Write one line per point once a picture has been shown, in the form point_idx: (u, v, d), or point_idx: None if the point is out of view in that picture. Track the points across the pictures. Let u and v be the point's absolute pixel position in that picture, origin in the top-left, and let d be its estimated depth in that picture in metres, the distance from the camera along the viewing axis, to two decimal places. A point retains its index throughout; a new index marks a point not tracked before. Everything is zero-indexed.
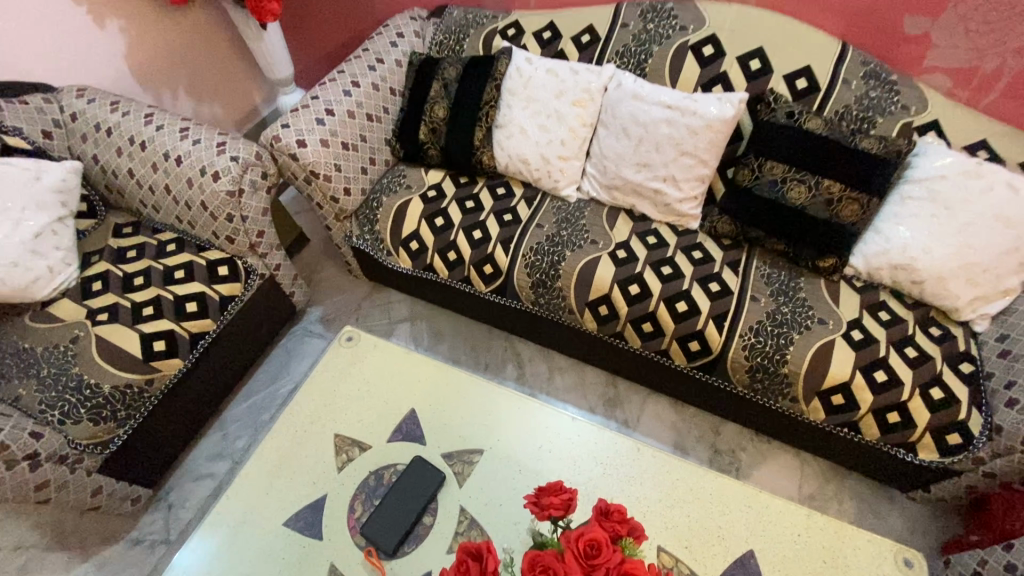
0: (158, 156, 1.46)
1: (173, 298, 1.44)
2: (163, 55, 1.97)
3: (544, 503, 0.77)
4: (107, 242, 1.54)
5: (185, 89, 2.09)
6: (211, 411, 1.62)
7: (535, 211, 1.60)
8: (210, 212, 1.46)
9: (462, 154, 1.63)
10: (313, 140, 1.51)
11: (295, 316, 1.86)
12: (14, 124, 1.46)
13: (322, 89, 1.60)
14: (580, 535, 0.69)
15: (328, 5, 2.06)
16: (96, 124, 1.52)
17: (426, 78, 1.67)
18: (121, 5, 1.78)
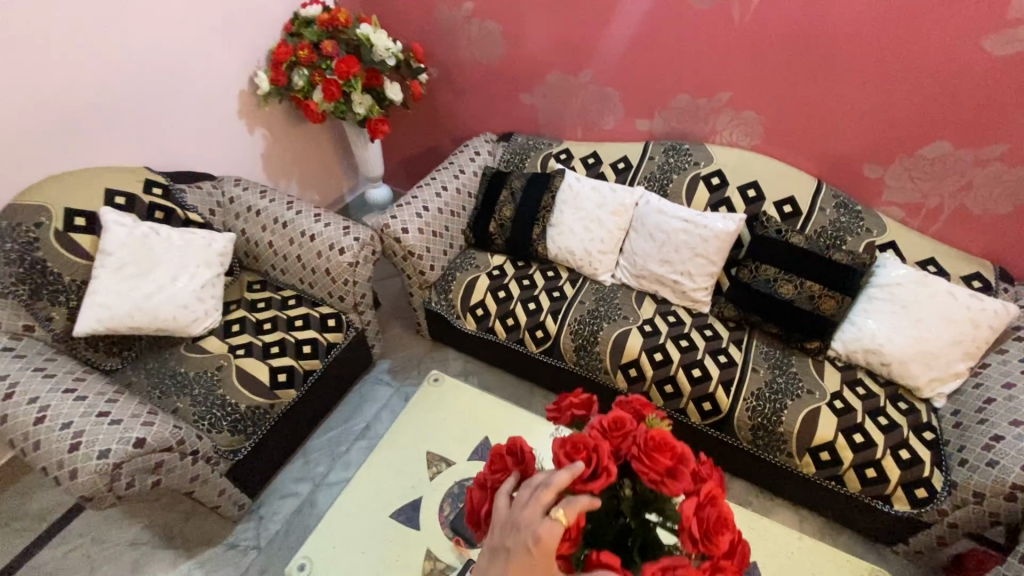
0: (296, 234, 1.91)
1: (294, 341, 1.82)
2: (287, 154, 2.51)
3: (569, 403, 1.17)
4: (242, 294, 1.96)
5: (296, 179, 2.62)
6: (301, 439, 1.94)
7: (578, 291, 2.01)
8: (331, 277, 1.88)
9: (522, 244, 2.08)
10: (413, 229, 1.97)
11: (369, 365, 2.22)
12: (193, 203, 1.91)
13: (419, 190, 2.09)
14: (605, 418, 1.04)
15: (417, 125, 2.66)
16: (248, 206, 1.99)
17: (497, 186, 2.17)
18: (267, 119, 2.34)
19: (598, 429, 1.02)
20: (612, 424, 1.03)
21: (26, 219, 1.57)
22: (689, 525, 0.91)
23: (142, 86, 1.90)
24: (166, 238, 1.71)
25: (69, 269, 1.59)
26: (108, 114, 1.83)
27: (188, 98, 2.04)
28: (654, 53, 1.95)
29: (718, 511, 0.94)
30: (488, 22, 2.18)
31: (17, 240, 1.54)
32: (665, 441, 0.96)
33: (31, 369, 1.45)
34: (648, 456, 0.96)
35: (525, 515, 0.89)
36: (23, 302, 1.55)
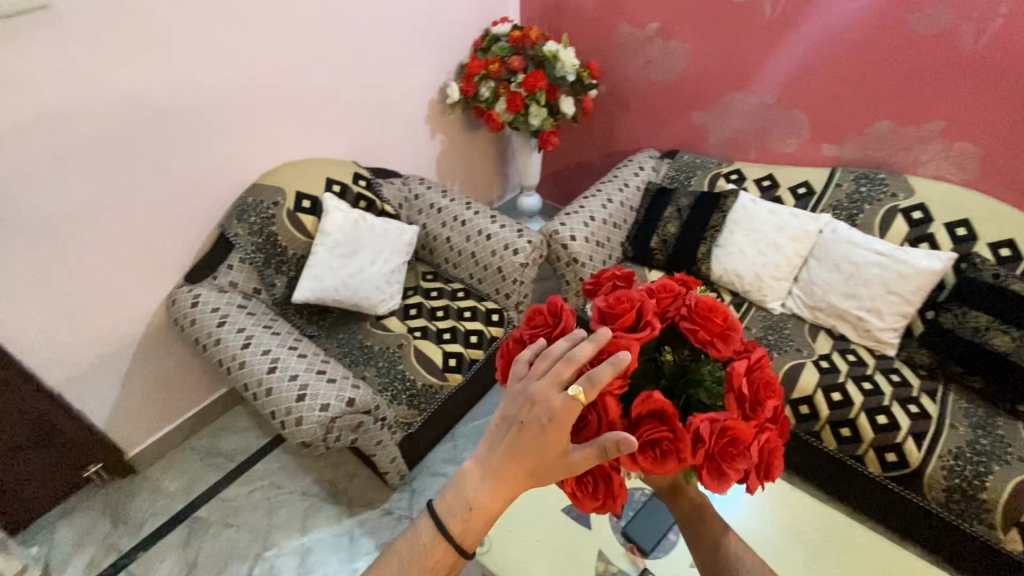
0: (473, 232, 2.06)
1: (464, 330, 1.96)
2: (456, 158, 2.70)
3: (611, 275, 1.11)
4: (419, 282, 2.14)
5: (460, 182, 2.81)
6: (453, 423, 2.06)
7: (742, 317, 1.95)
8: (502, 275, 1.99)
9: (685, 262, 2.06)
10: (580, 237, 2.02)
11: None
12: (387, 195, 2.14)
13: (587, 201, 2.15)
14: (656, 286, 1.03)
15: (580, 134, 2.72)
16: (430, 204, 2.17)
17: (662, 202, 2.16)
18: (446, 125, 2.55)
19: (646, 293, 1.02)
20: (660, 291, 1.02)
21: (267, 197, 1.82)
22: (739, 381, 0.95)
23: (360, 87, 2.12)
24: (371, 225, 1.92)
25: (294, 244, 1.83)
26: (333, 111, 2.06)
27: (391, 100, 2.25)
28: (859, 76, 1.86)
29: (764, 377, 0.98)
30: (674, 40, 2.20)
31: (260, 215, 1.79)
32: (718, 309, 0.98)
33: (261, 325, 1.64)
34: (701, 319, 0.98)
35: (542, 390, 0.79)
36: (256, 268, 1.79)
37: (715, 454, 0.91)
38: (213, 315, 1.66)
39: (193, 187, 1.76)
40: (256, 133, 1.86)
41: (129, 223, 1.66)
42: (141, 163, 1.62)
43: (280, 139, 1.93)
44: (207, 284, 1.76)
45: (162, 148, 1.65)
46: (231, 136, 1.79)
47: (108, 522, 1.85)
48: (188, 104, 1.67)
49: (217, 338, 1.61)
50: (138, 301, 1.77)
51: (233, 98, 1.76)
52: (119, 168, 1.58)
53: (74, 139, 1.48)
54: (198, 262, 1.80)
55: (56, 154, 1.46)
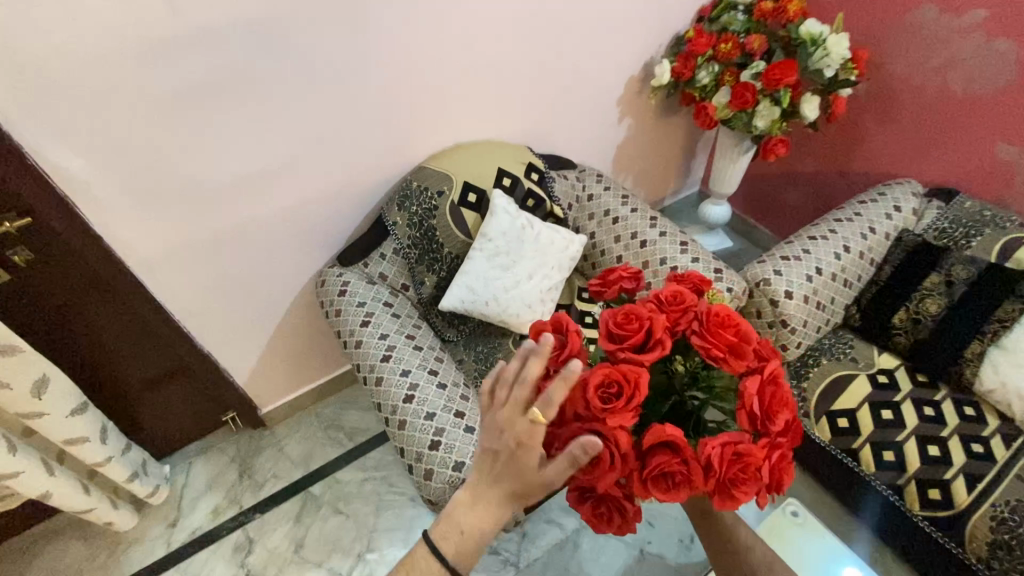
0: (654, 258, 1.66)
1: None
2: (638, 147, 2.27)
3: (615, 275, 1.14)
4: (574, 300, 1.80)
5: (635, 174, 2.38)
6: None
7: (1013, 458, 1.40)
8: None
9: (942, 357, 1.51)
10: (798, 294, 1.54)
11: None
12: (558, 192, 1.81)
13: (814, 244, 1.63)
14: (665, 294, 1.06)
15: (821, 142, 2.07)
16: (606, 211, 1.81)
17: (923, 267, 1.59)
18: (638, 109, 2.11)
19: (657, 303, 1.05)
20: (673, 298, 1.05)
21: (433, 184, 1.59)
22: (749, 398, 0.95)
23: (555, 60, 1.76)
24: (537, 234, 1.62)
25: (452, 242, 1.61)
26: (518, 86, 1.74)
27: (584, 77, 1.87)
28: None
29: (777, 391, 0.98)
30: (1001, 42, 1.52)
31: (421, 204, 1.58)
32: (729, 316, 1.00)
33: (404, 335, 1.47)
34: (712, 335, 0.97)
35: (502, 413, 0.82)
36: (409, 264, 1.61)
37: (724, 479, 0.93)
38: (357, 311, 1.51)
39: (360, 163, 1.59)
40: (433, 107, 1.61)
41: (293, 197, 1.53)
42: (314, 134, 1.46)
43: (456, 115, 1.67)
44: (357, 271, 1.61)
45: (336, 119, 1.47)
46: (406, 109, 1.57)
47: (236, 472, 1.91)
48: (371, 72, 1.45)
49: (358, 340, 1.47)
50: (289, 274, 1.68)
51: (417, 66, 1.51)
52: (292, 137, 1.43)
53: (255, 104, 1.33)
54: (351, 243, 1.65)
55: (236, 120, 1.33)
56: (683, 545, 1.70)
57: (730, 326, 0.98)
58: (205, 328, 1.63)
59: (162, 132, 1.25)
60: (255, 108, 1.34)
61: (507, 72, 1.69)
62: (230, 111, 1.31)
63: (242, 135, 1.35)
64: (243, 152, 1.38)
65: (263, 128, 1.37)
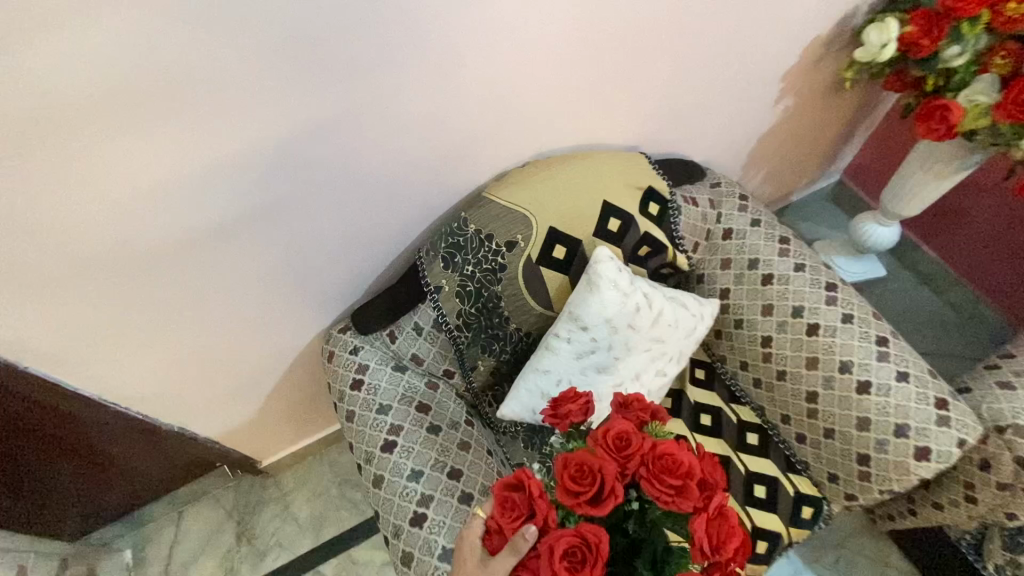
0: (831, 360, 1.09)
1: (749, 527, 1.12)
2: (787, 132, 1.56)
3: (563, 411, 0.77)
4: (686, 385, 1.26)
5: (769, 167, 1.68)
6: None
7: None
8: (864, 466, 1.06)
9: None
10: None
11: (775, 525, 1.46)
12: (682, 227, 1.18)
13: None
14: (608, 431, 0.72)
15: None
16: (753, 261, 1.19)
17: None
18: (807, 83, 1.39)
19: (602, 446, 0.71)
20: (618, 441, 0.71)
21: (499, 230, 0.99)
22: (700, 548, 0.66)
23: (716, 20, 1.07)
24: (656, 315, 1.02)
25: (522, 315, 1.05)
26: (651, 62, 1.08)
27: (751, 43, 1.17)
28: None
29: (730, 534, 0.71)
30: None
31: (479, 261, 1.00)
32: (685, 466, 0.69)
33: (445, 473, 0.98)
34: (658, 479, 0.68)
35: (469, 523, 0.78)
36: (454, 346, 1.05)
37: None
38: (377, 425, 1.02)
39: (393, 189, 1.00)
40: (515, 102, 0.98)
41: (284, 245, 0.98)
42: (322, 156, 0.87)
43: (548, 110, 1.03)
44: (378, 349, 1.08)
45: (360, 130, 0.87)
46: (474, 107, 0.95)
47: (233, 533, 1.57)
48: (421, 51, 0.82)
49: (377, 474, 0.99)
50: (286, 332, 1.18)
51: (500, 39, 0.87)
52: (284, 163, 0.85)
53: (215, 115, 0.75)
54: (371, 300, 1.10)
55: (185, 142, 0.75)
56: None
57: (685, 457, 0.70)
58: (175, 402, 1.17)
59: (48, 174, 0.70)
60: (218, 124, 0.76)
61: (640, 40, 1.02)
62: (175, 129, 0.74)
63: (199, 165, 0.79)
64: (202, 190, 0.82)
65: (234, 152, 0.80)
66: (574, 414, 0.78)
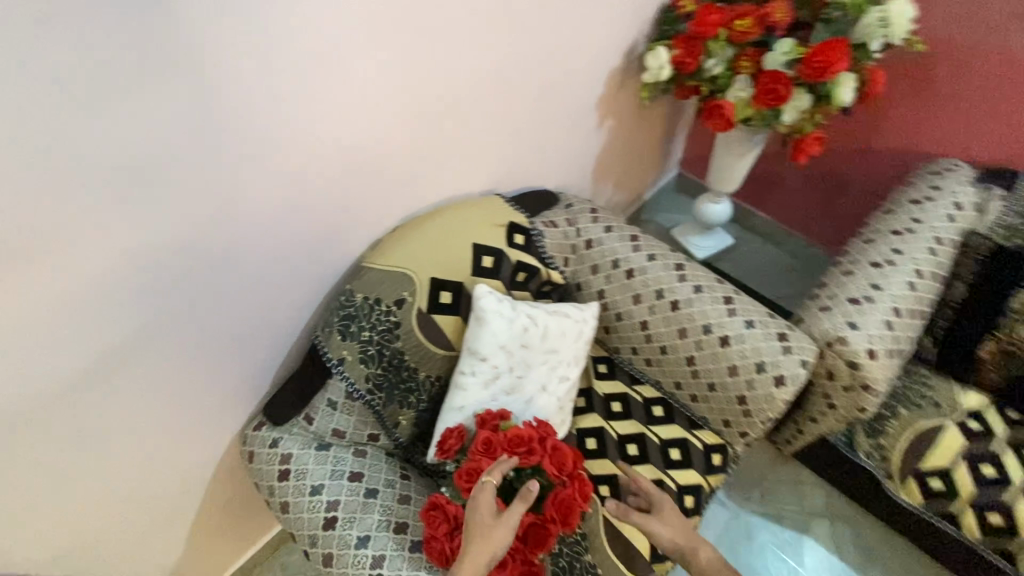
0: (696, 326, 1.28)
1: (675, 489, 1.26)
2: (620, 145, 1.80)
3: (445, 445, 1.04)
4: (592, 382, 1.41)
5: (615, 177, 1.92)
6: None
7: None
8: (745, 407, 1.26)
9: None
10: (881, 349, 1.23)
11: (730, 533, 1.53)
12: (550, 249, 1.34)
13: (882, 274, 1.32)
14: (476, 443, 1.00)
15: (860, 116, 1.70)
16: (615, 261, 1.38)
17: (1007, 281, 1.32)
18: (620, 104, 1.65)
19: (477, 456, 0.99)
20: (484, 447, 1.00)
21: (385, 292, 1.08)
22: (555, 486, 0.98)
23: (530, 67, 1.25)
24: (542, 332, 1.15)
25: (428, 363, 1.13)
26: (486, 112, 1.23)
27: (565, 79, 1.38)
28: None
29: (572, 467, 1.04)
30: None
31: (374, 325, 1.08)
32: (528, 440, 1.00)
33: (391, 530, 1.02)
34: (515, 459, 0.98)
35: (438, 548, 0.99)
36: (372, 408, 1.11)
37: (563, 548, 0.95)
38: (314, 507, 1.04)
39: (279, 278, 1.05)
40: (374, 172, 1.08)
41: (171, 362, 0.97)
42: (205, 266, 0.91)
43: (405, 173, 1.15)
44: (296, 436, 1.10)
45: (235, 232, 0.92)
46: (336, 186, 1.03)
47: None
48: (273, 146, 0.89)
49: (325, 553, 1.01)
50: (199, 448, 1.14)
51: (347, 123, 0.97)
52: (159, 282, 0.87)
53: (77, 255, 0.76)
54: (279, 389, 1.12)
55: (49, 289, 0.75)
56: None
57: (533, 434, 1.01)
58: (89, 558, 1.08)
59: None
60: (70, 264, 0.76)
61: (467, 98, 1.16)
62: (22, 281, 0.72)
63: (80, 305, 0.79)
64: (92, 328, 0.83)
65: (108, 282, 0.81)
66: (453, 443, 1.04)
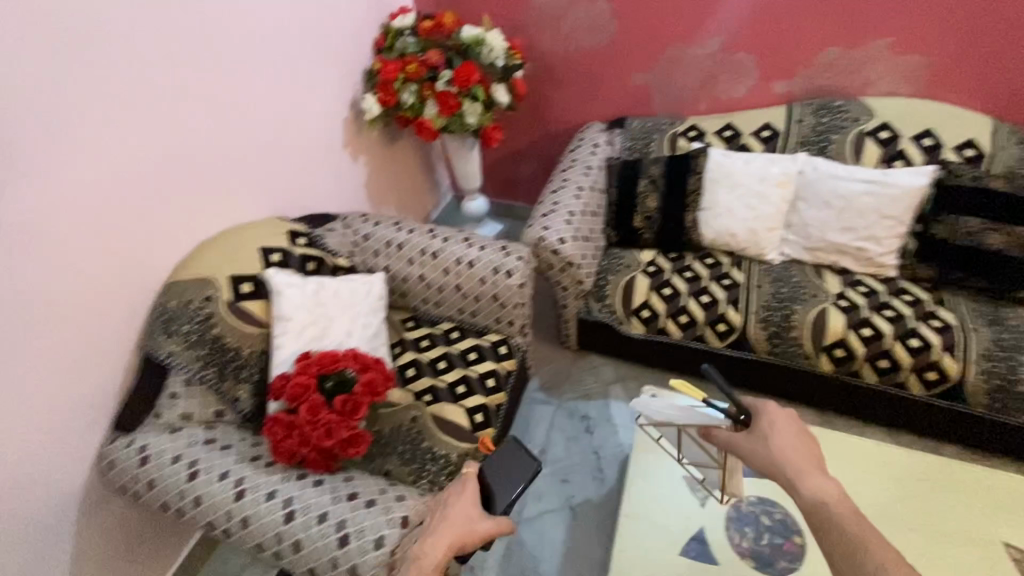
0: (450, 262, 1.77)
1: (477, 376, 1.70)
2: (386, 179, 2.35)
3: (301, 359, 1.39)
4: (402, 335, 1.83)
5: (394, 203, 2.44)
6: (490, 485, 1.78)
7: (750, 275, 1.88)
8: (500, 302, 1.74)
9: (678, 238, 1.95)
10: (568, 237, 1.83)
11: (565, 418, 2.04)
12: (335, 246, 1.78)
13: (559, 197, 1.95)
14: (318, 355, 1.38)
15: (520, 119, 2.43)
16: (386, 241, 1.84)
17: (633, 177, 2.00)
18: (369, 146, 2.19)
19: (314, 364, 1.36)
20: (319, 360, 1.37)
21: (193, 296, 1.40)
22: (340, 397, 1.30)
23: (260, 88, 1.66)
24: (333, 291, 1.56)
25: (250, 341, 1.44)
26: (248, 149, 1.66)
27: (307, 115, 1.85)
28: None
29: (363, 379, 1.34)
30: (600, 3, 2.03)
31: (191, 320, 1.38)
32: (332, 361, 1.37)
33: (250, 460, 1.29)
34: (320, 367, 1.36)
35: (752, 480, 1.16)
36: (211, 385, 1.39)
37: (334, 422, 1.26)
38: (176, 468, 1.26)
39: (77, 297, 1.28)
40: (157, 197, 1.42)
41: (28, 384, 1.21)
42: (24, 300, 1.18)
43: (176, 198, 1.46)
44: (150, 429, 1.34)
45: (37, 258, 1.19)
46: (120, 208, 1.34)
47: None
48: (89, 198, 1.26)
49: (195, 493, 1.23)
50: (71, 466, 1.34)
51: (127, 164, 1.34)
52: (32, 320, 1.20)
53: None
54: (123, 405, 1.37)
55: None
56: (598, 480, 1.86)
57: (309, 353, 1.40)
58: None
59: None
60: None
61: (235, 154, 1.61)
62: None
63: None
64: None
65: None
66: (309, 368, 1.35)
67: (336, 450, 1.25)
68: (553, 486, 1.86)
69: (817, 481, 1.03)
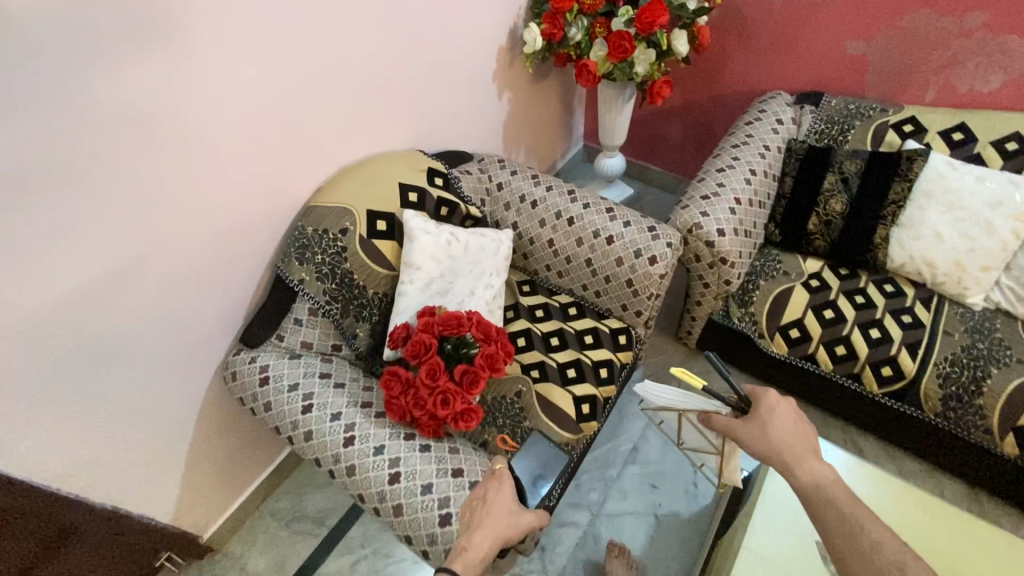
0: (587, 233, 1.60)
1: (590, 363, 1.56)
2: (524, 121, 2.16)
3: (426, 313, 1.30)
4: (518, 298, 1.71)
5: (526, 148, 2.26)
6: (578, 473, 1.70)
7: (937, 316, 1.55)
8: (634, 288, 1.56)
9: (857, 252, 1.63)
10: (727, 229, 1.57)
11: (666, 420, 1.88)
12: (468, 191, 1.65)
13: (725, 176, 1.67)
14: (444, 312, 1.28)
15: (687, 74, 2.12)
16: (521, 195, 1.69)
17: (819, 169, 1.69)
18: (515, 81, 1.99)
19: (438, 321, 1.26)
20: (444, 318, 1.27)
21: (330, 224, 1.35)
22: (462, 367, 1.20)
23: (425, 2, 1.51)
24: (465, 244, 1.45)
25: (375, 281, 1.39)
26: (400, 71, 1.54)
27: (464, 39, 1.69)
28: None
29: (487, 352, 1.23)
30: None
31: (325, 249, 1.33)
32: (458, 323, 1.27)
33: (360, 405, 1.26)
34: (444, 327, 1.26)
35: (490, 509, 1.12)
36: (333, 319, 1.36)
37: (453, 393, 1.17)
38: (293, 399, 1.26)
39: (223, 204, 1.27)
40: (310, 112, 1.35)
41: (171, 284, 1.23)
42: (177, 201, 1.17)
43: (324, 116, 1.40)
44: (272, 351, 1.34)
45: (197, 162, 1.17)
46: (274, 119, 1.29)
47: None
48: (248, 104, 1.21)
49: (307, 430, 1.23)
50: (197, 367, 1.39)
51: (287, 72, 1.26)
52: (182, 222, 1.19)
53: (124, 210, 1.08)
54: (252, 317, 1.36)
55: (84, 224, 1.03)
56: (691, 496, 1.73)
57: (434, 309, 1.30)
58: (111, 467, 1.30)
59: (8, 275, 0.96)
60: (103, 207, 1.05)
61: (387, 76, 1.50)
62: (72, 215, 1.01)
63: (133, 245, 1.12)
64: (92, 245, 1.06)
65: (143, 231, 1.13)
66: (433, 324, 1.26)
67: (448, 420, 1.19)
68: (640, 488, 1.75)
69: (813, 465, 1.07)
